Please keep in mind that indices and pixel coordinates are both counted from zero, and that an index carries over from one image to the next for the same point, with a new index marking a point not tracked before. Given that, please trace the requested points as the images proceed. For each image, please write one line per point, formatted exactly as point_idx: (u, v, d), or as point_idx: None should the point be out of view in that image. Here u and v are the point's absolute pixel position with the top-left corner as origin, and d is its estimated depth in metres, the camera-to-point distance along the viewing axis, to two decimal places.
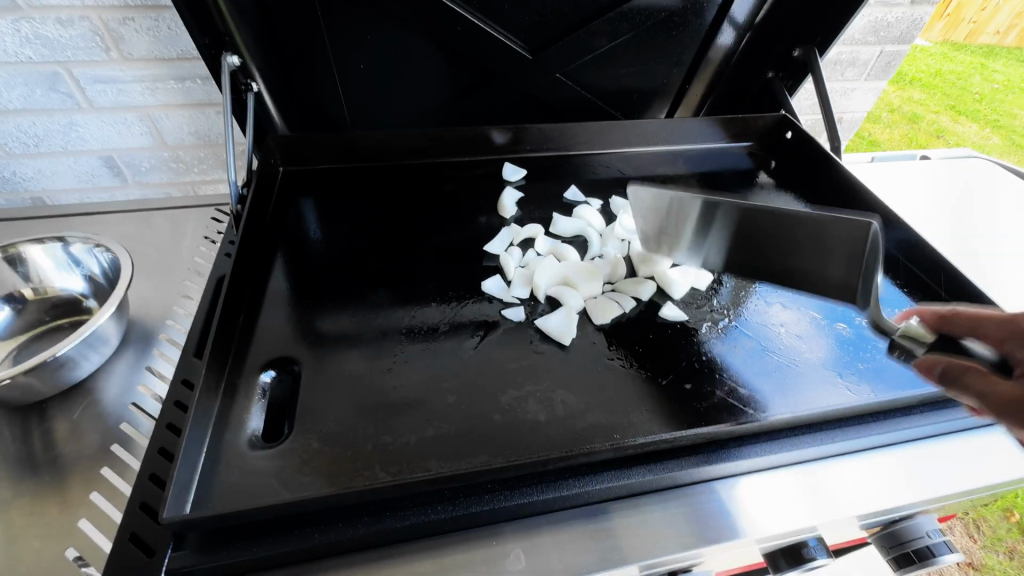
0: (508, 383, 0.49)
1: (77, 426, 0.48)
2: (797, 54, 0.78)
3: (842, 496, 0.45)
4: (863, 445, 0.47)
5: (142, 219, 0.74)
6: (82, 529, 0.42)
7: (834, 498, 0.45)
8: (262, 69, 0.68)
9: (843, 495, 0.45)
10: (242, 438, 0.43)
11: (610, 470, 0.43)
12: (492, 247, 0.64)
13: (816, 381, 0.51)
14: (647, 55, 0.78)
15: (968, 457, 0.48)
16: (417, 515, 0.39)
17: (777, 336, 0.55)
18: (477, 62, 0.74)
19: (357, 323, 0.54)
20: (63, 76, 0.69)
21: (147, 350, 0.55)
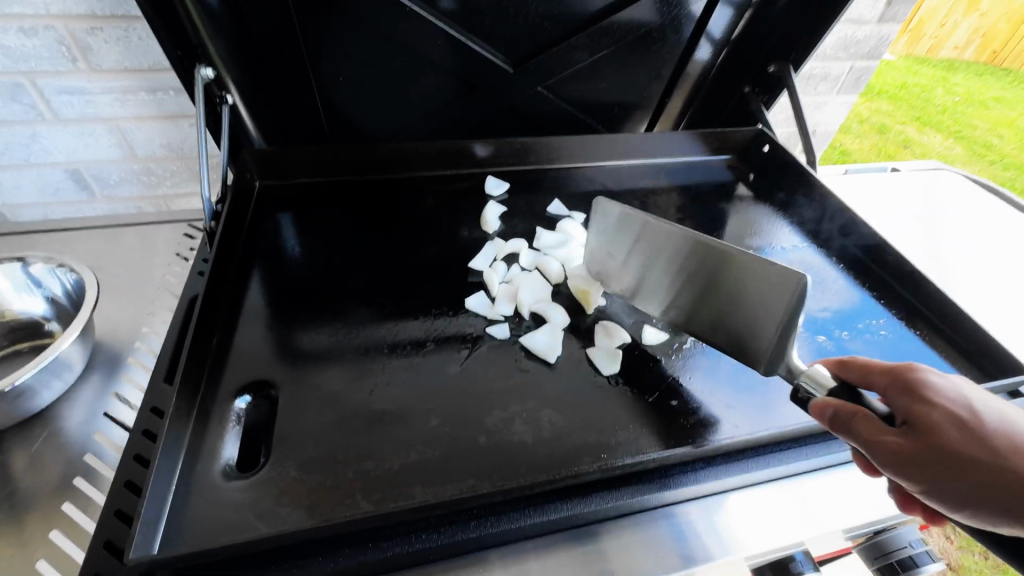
0: (494, 403, 0.48)
1: (37, 458, 0.46)
2: (772, 69, 0.80)
3: (823, 511, 0.46)
4: (844, 458, 0.48)
5: (111, 236, 0.71)
6: (41, 571, 0.39)
7: (816, 513, 0.45)
8: (238, 81, 0.66)
9: (824, 510, 0.46)
10: (215, 469, 0.41)
11: (597, 492, 0.42)
12: (476, 263, 0.63)
13: None
14: (627, 69, 0.79)
15: None
16: (401, 545, 0.37)
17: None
18: (458, 76, 0.73)
19: (337, 341, 0.53)
20: (26, 87, 0.66)
21: (114, 374, 0.53)
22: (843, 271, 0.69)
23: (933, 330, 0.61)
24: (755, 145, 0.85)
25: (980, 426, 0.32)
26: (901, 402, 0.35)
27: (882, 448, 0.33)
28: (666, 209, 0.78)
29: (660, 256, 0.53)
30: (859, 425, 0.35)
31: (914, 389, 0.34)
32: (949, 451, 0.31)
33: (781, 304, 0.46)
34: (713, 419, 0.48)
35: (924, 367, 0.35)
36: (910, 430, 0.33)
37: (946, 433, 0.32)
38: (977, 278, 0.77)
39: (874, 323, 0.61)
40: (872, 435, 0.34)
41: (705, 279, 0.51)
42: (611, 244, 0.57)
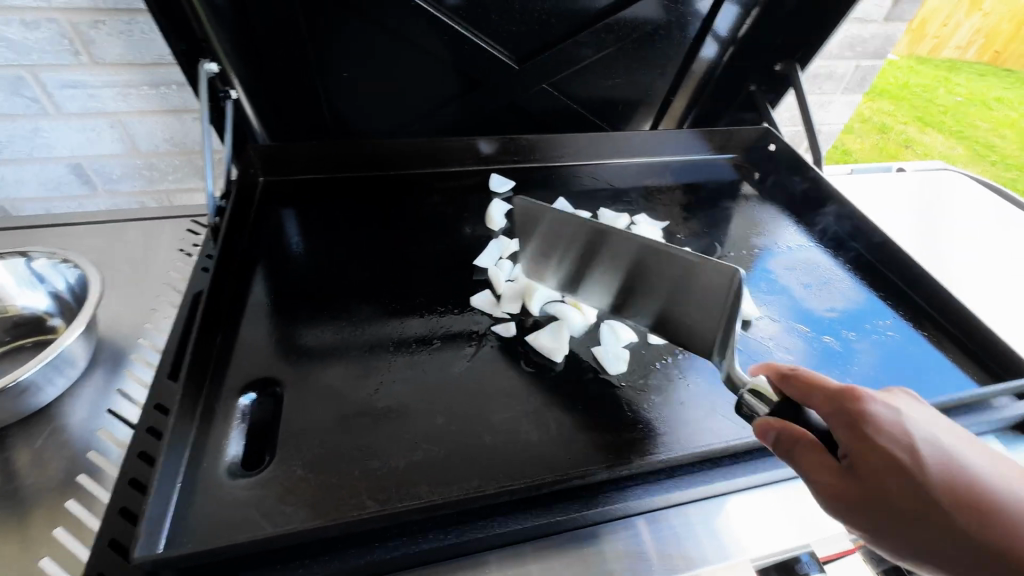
0: (500, 402, 0.47)
1: (40, 454, 0.45)
2: (779, 67, 0.80)
3: (820, 514, 0.46)
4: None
5: (114, 231, 0.71)
6: (44, 568, 0.39)
7: (813, 517, 0.46)
8: (242, 76, 0.66)
9: (822, 513, 0.46)
10: (220, 467, 0.40)
11: (604, 492, 0.42)
12: (481, 261, 0.63)
13: None
14: (633, 66, 0.79)
15: None
16: (407, 545, 0.37)
17: (760, 341, 0.57)
18: (463, 72, 0.73)
19: (342, 338, 0.52)
20: (27, 80, 0.66)
21: (118, 370, 0.53)
22: (849, 271, 0.68)
23: (941, 332, 0.61)
24: (761, 144, 0.85)
25: (921, 473, 0.27)
26: (843, 435, 0.29)
27: (820, 488, 0.30)
28: (671, 208, 0.77)
29: (600, 254, 0.52)
30: (798, 459, 0.31)
31: (858, 423, 0.29)
32: (887, 499, 0.27)
33: (720, 293, 0.47)
34: (720, 419, 0.48)
35: (870, 395, 0.29)
36: (848, 474, 0.29)
37: (887, 482, 0.27)
38: (981, 280, 0.77)
39: (879, 323, 0.61)
40: (810, 473, 0.30)
41: (643, 275, 0.51)
42: (543, 250, 0.56)
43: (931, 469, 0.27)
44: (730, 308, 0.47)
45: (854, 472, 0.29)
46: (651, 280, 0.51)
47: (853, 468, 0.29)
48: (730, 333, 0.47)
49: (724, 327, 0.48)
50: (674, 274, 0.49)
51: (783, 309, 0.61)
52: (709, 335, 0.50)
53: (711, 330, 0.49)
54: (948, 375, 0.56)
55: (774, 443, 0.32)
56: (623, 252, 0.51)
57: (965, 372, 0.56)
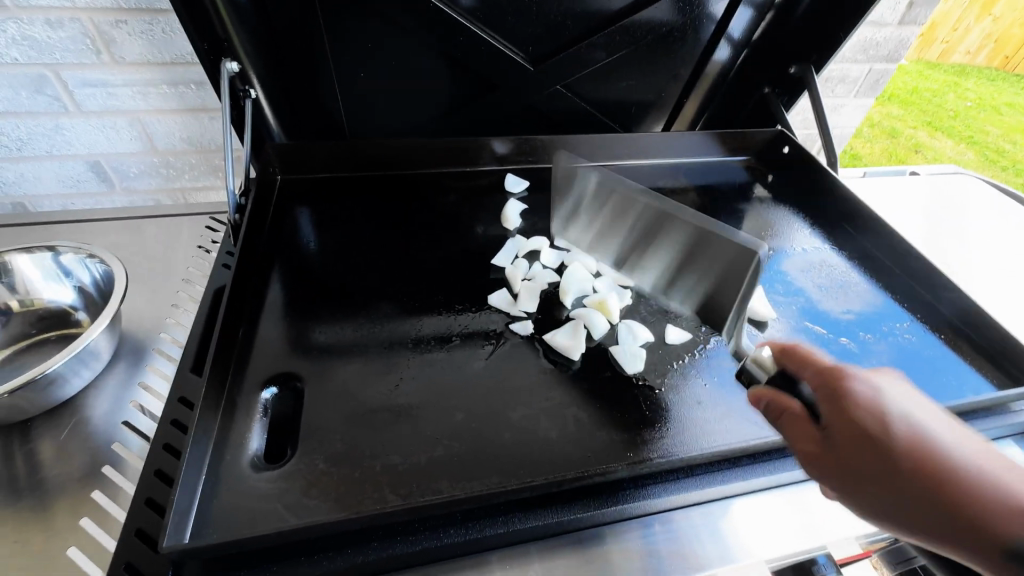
0: (518, 399, 0.48)
1: (64, 446, 0.46)
2: (793, 71, 0.80)
3: (837, 517, 0.46)
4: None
5: (133, 228, 0.72)
6: (70, 557, 0.40)
7: (829, 519, 0.46)
8: (261, 75, 0.66)
9: (838, 516, 0.46)
10: (244, 460, 0.41)
11: (623, 490, 0.42)
12: (498, 260, 0.63)
13: None
14: (646, 69, 0.79)
15: None
16: (428, 539, 0.37)
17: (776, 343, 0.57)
18: (478, 73, 0.73)
19: (361, 335, 0.53)
20: (50, 78, 0.67)
21: (139, 364, 0.53)
22: (864, 274, 0.68)
23: (958, 335, 0.60)
24: (774, 147, 0.85)
25: (886, 441, 0.28)
26: (822, 407, 0.32)
27: (801, 452, 0.32)
28: None
29: (645, 219, 0.59)
30: (785, 425, 0.34)
31: (836, 396, 0.31)
32: (849, 465, 0.30)
33: (739, 271, 0.52)
34: (736, 419, 0.48)
35: (850, 370, 0.32)
36: (823, 436, 0.31)
37: (853, 444, 0.29)
38: (996, 285, 0.76)
39: (896, 324, 0.61)
40: (789, 439, 0.33)
41: (677, 251, 0.57)
42: (596, 212, 0.63)
43: (897, 438, 0.28)
44: (747, 287, 0.52)
45: (830, 434, 0.31)
46: (681, 250, 0.57)
47: (829, 433, 0.31)
48: (743, 309, 0.52)
49: (738, 305, 0.53)
50: (706, 249, 0.54)
51: (798, 312, 0.61)
52: (725, 313, 0.55)
53: (729, 304, 0.54)
54: (966, 378, 0.56)
55: (765, 409, 0.36)
56: (662, 224, 0.58)
57: (983, 375, 0.56)
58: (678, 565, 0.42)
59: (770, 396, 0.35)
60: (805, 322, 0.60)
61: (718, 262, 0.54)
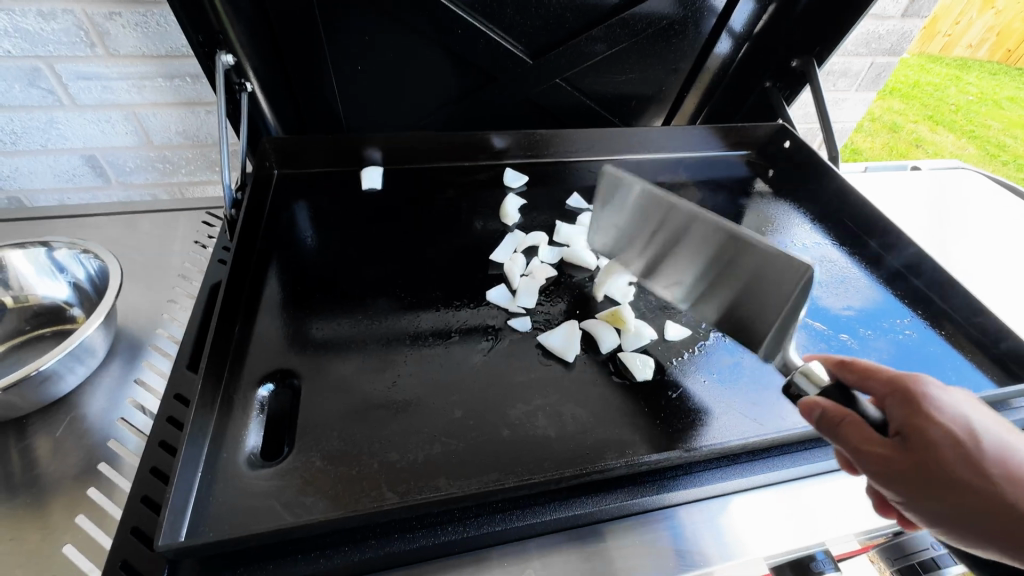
0: (516, 396, 0.47)
1: (60, 443, 0.46)
2: (795, 64, 0.79)
3: (840, 515, 0.46)
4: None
5: (129, 223, 0.71)
6: (67, 555, 0.40)
7: (831, 516, 0.46)
8: (256, 68, 0.66)
9: (841, 514, 0.46)
10: (240, 457, 0.40)
11: (623, 488, 0.42)
12: (496, 256, 0.62)
13: None
14: (647, 62, 0.78)
15: None
16: (426, 537, 0.37)
17: None
18: (477, 66, 0.72)
19: (359, 330, 0.53)
20: (44, 71, 0.66)
21: (135, 360, 0.53)
22: (865, 269, 0.68)
23: (959, 332, 0.60)
24: (776, 141, 0.84)
25: (979, 454, 0.30)
26: (898, 416, 0.32)
27: (872, 458, 0.32)
28: None
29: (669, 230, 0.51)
30: (848, 431, 0.33)
31: (919, 406, 0.32)
32: (935, 474, 0.30)
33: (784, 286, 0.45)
34: (735, 414, 0.48)
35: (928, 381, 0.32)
36: (902, 444, 0.31)
37: (940, 455, 0.30)
38: (996, 281, 0.76)
39: (895, 320, 0.61)
40: (859, 444, 0.32)
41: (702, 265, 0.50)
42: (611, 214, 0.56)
43: (987, 452, 0.30)
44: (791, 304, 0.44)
45: (911, 444, 0.31)
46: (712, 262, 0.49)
47: (909, 442, 0.31)
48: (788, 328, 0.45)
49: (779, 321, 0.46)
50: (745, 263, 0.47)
51: None
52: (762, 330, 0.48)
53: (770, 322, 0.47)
54: (965, 373, 0.56)
55: (824, 419, 0.34)
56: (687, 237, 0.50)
57: (983, 372, 0.56)
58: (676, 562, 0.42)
59: (829, 405, 0.34)
60: (805, 318, 0.59)
61: (758, 274, 0.46)
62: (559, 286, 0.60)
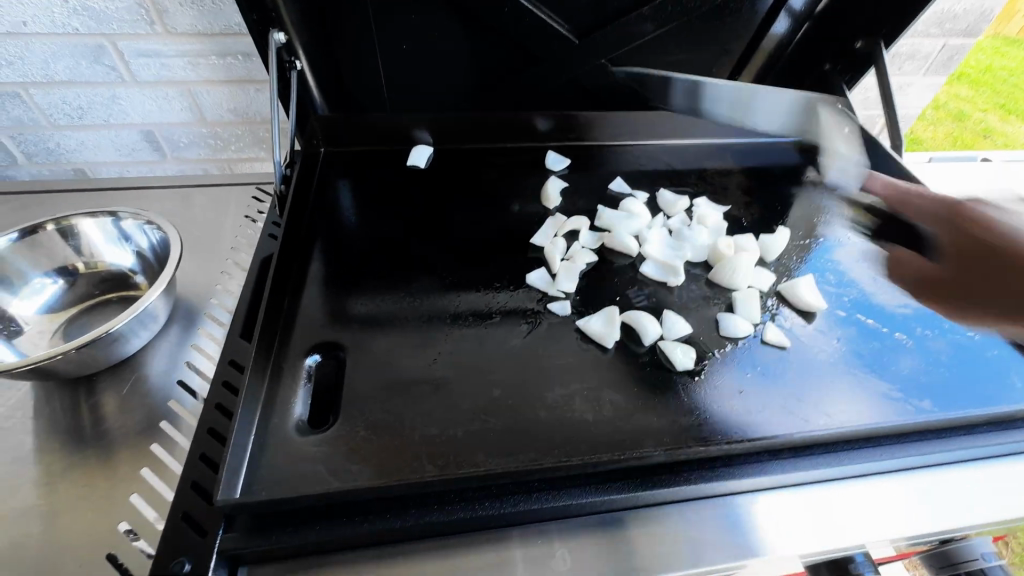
0: (553, 379, 0.48)
1: (126, 401, 0.49)
2: (859, 45, 0.75)
3: (879, 519, 0.43)
4: (922, 461, 0.45)
5: (185, 197, 0.75)
6: (133, 503, 0.43)
7: (865, 521, 0.43)
8: (307, 45, 0.66)
9: (880, 518, 0.43)
10: (289, 423, 0.42)
11: (660, 475, 0.42)
12: (536, 239, 0.62)
13: (855, 387, 0.49)
14: (698, 42, 0.75)
15: None
16: (463, 509, 0.38)
17: (820, 333, 0.54)
18: (521, 45, 0.71)
19: (400, 306, 0.54)
20: (108, 48, 0.70)
21: (192, 327, 0.56)
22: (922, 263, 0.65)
23: None
24: None
25: None
26: None
27: None
28: (731, 191, 0.74)
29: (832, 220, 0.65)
30: None
31: None
32: None
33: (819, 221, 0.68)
34: (778, 411, 0.46)
35: None
36: None
37: None
38: None
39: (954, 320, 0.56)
40: None
41: None
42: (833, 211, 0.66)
43: None
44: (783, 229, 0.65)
45: None
46: None
47: None
48: None
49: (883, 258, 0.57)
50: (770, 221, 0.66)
51: (843, 301, 0.57)
52: None
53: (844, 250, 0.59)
54: None
55: None
56: None
57: None
58: (710, 549, 0.41)
59: None
60: (856, 314, 0.56)
61: None
62: (599, 271, 0.60)
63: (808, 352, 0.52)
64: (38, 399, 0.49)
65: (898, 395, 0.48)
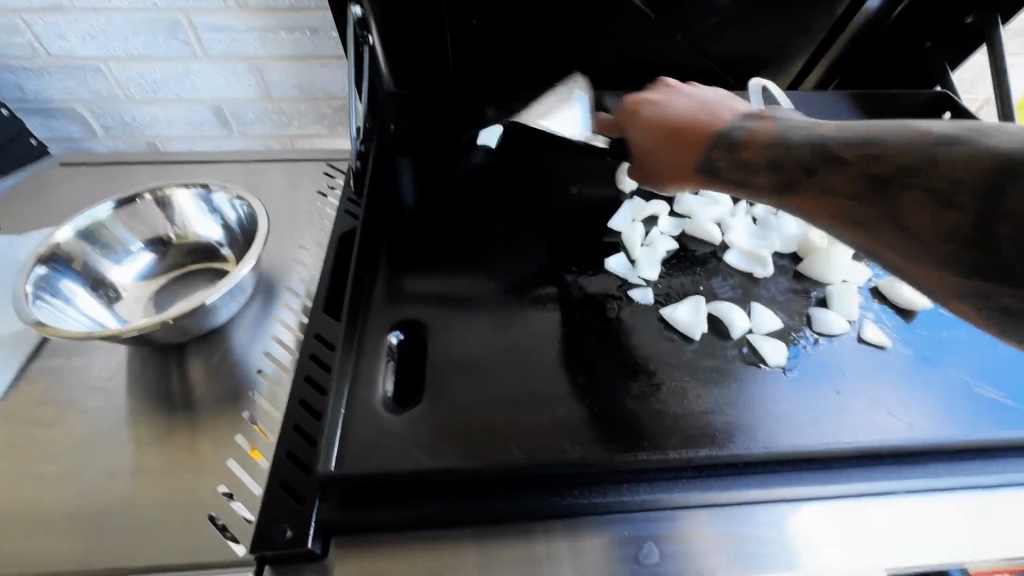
0: (636, 369, 0.46)
1: (215, 369, 0.51)
2: (970, 20, 0.69)
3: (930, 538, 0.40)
4: (998, 481, 0.42)
5: (255, 171, 0.76)
6: (229, 468, 0.45)
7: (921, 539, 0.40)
8: (382, 20, 0.65)
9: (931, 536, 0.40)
10: (375, 399, 0.43)
11: (749, 473, 0.41)
12: (614, 224, 0.60)
13: (965, 394, 0.45)
14: (787, 16, 0.69)
15: None
16: (552, 496, 0.38)
17: (924, 334, 0.50)
18: (595, 20, 0.68)
19: (477, 287, 0.53)
20: (183, 23, 0.71)
21: (273, 300, 0.57)
22: None
23: None
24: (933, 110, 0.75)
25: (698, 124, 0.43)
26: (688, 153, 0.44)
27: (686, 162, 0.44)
28: None
29: None
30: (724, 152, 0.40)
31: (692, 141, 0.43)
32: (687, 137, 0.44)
33: None
34: (878, 414, 0.44)
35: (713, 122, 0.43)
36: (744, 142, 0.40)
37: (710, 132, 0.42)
38: None
39: None
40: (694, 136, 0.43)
41: None
42: None
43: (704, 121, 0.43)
44: None
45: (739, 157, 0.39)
46: None
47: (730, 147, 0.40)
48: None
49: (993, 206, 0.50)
50: None
51: None
52: None
53: None
54: None
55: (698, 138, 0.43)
56: None
57: None
58: (767, 553, 0.39)
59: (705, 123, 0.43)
60: None
61: None
62: (681, 259, 0.57)
63: (912, 354, 0.48)
64: (134, 363, 0.52)
65: (1013, 404, 0.45)
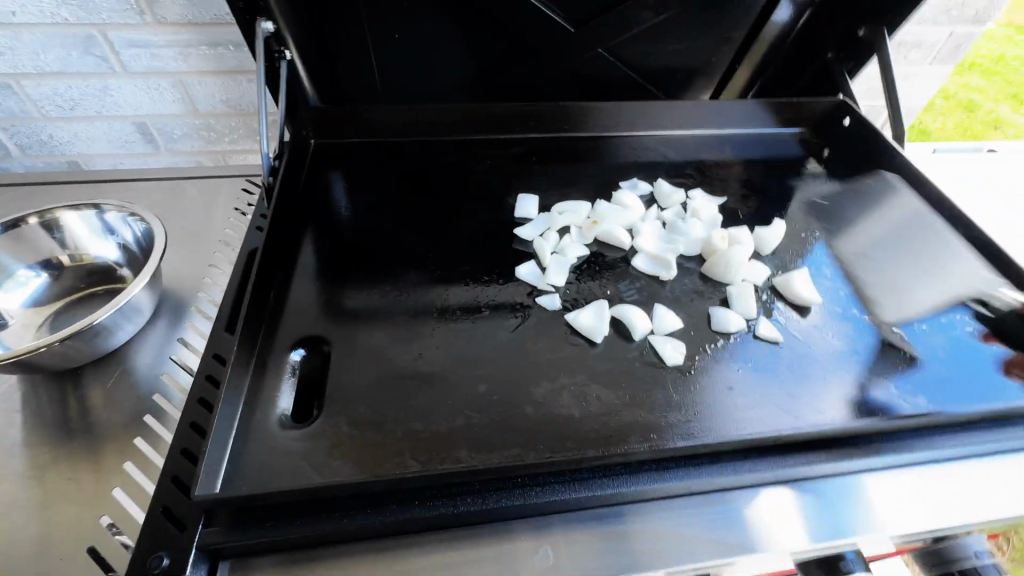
0: (540, 374, 0.47)
1: (110, 395, 0.49)
2: (862, 33, 0.71)
3: (828, 520, 0.42)
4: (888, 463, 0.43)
5: (176, 188, 0.74)
6: (116, 498, 0.43)
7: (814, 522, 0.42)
8: (296, 36, 0.65)
9: (829, 519, 0.42)
10: (272, 417, 0.42)
11: (642, 472, 0.41)
12: (524, 233, 0.61)
13: (849, 383, 0.48)
14: (699, 32, 0.72)
15: (987, 489, 0.44)
16: (444, 506, 0.38)
17: (814, 328, 0.53)
18: (514, 35, 0.69)
19: (387, 301, 0.53)
20: (97, 39, 0.69)
21: (179, 320, 0.56)
22: None
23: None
24: (834, 117, 0.78)
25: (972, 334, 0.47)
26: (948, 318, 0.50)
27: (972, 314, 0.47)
28: (728, 183, 0.72)
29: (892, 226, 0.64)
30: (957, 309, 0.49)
31: None
32: None
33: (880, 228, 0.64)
34: (769, 407, 0.46)
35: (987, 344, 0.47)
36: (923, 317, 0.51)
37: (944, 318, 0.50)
38: None
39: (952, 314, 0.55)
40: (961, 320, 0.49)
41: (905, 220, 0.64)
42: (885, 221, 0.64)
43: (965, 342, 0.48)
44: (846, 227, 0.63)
45: None
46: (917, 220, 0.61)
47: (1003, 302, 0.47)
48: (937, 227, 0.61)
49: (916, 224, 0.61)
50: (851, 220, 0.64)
51: (840, 295, 0.56)
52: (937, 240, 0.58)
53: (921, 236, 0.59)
54: None
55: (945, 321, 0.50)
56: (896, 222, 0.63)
57: None
58: (658, 546, 0.41)
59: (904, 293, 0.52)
60: (851, 309, 0.55)
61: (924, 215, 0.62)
62: (591, 265, 0.59)
63: (802, 347, 0.51)
64: (25, 391, 0.49)
65: (892, 391, 0.47)
